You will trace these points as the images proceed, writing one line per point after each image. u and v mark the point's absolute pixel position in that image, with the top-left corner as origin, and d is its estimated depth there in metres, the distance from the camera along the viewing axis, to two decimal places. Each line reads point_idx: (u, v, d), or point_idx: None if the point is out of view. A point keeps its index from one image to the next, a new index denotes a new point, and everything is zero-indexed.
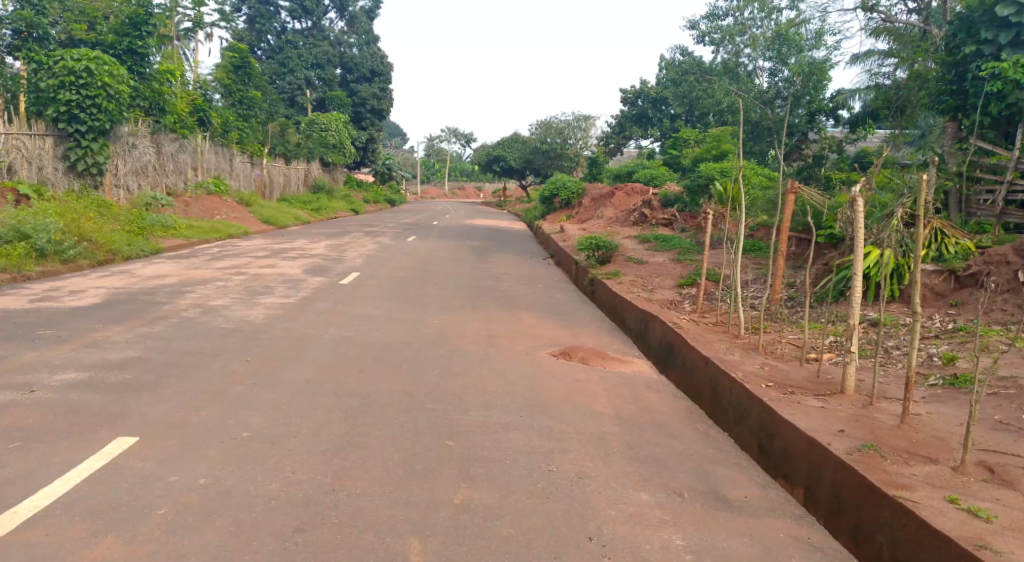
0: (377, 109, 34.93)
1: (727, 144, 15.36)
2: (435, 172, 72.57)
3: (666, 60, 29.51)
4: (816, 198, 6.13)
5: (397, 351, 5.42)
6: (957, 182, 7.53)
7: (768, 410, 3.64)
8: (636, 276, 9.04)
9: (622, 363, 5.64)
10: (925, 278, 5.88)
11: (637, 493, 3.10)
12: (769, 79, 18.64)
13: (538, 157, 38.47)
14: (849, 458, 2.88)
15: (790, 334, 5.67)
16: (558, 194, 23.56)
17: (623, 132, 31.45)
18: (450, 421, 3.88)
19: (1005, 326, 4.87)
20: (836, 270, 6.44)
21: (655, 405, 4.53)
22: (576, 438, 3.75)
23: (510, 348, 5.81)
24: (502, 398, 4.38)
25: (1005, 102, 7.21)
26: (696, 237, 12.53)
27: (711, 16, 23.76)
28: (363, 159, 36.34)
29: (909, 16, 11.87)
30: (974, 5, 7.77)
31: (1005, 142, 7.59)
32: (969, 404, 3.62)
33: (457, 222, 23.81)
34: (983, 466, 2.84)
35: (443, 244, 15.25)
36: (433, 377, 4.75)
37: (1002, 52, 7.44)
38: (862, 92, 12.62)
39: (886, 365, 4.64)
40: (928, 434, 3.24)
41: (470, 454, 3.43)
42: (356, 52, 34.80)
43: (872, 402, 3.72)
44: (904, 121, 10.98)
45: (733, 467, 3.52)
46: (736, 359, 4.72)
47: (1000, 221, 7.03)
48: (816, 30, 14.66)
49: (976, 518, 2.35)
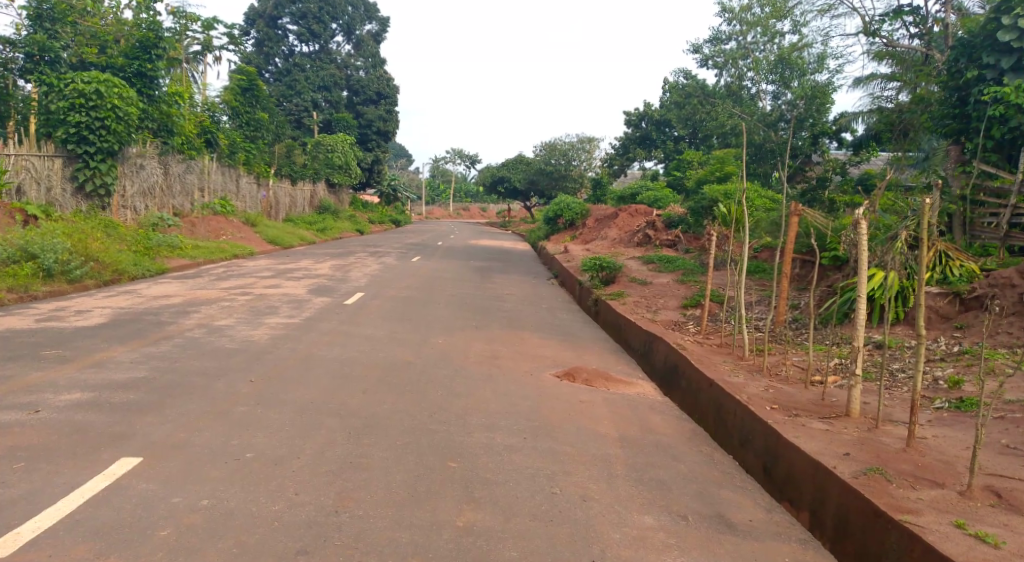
0: (383, 131, 35.20)
1: (730, 166, 15.44)
2: (440, 194, 72.89)
3: (670, 82, 29.66)
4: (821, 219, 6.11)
5: (400, 372, 5.42)
6: (961, 206, 7.55)
7: (773, 432, 3.62)
8: (641, 296, 9.05)
9: (625, 385, 5.61)
10: (930, 301, 5.86)
11: (640, 515, 3.07)
12: (773, 102, 18.83)
13: (543, 178, 38.61)
14: (854, 482, 2.86)
15: (794, 356, 5.65)
16: (562, 215, 23.62)
17: (626, 154, 31.56)
18: (453, 442, 3.87)
19: (1011, 349, 4.85)
20: (840, 292, 6.43)
21: (659, 427, 4.52)
22: (579, 460, 3.73)
23: (513, 368, 5.81)
24: (506, 418, 4.38)
25: (1008, 126, 7.26)
26: (700, 258, 12.58)
27: (714, 39, 24.04)
28: (368, 180, 36.58)
29: (911, 40, 11.94)
30: (976, 30, 7.81)
31: (1009, 165, 7.59)
32: (975, 428, 3.60)
33: (462, 243, 23.93)
34: (989, 490, 2.81)
35: (448, 265, 15.25)
36: (437, 398, 4.74)
37: (1003, 76, 7.46)
38: (866, 115, 12.60)
39: (892, 388, 4.61)
40: (933, 457, 3.21)
41: (473, 476, 3.41)
42: (362, 75, 35.28)
43: (877, 425, 3.70)
44: (907, 144, 11.06)
45: (738, 490, 3.49)
46: (740, 381, 4.69)
47: (1005, 243, 7.05)
48: (819, 53, 14.78)
49: (983, 544, 2.33)
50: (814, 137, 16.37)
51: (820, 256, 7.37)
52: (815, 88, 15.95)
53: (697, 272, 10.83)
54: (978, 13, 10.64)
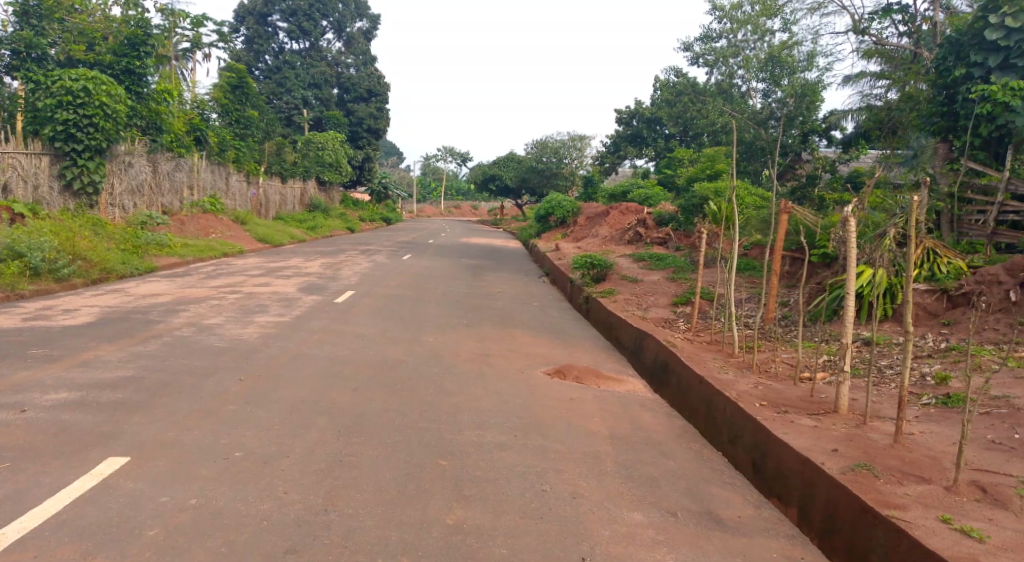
0: (374, 129, 35.11)
1: (721, 164, 15.47)
2: (430, 192, 72.77)
3: (661, 81, 29.69)
4: (810, 216, 6.13)
5: (391, 370, 5.41)
6: (949, 203, 7.63)
7: (762, 427, 3.64)
8: (632, 294, 9.06)
9: (616, 382, 5.62)
10: (917, 298, 5.89)
11: (630, 512, 3.08)
12: (763, 99, 18.88)
13: (534, 176, 38.61)
14: (842, 477, 2.88)
15: (783, 353, 5.67)
16: (553, 213, 23.61)
17: (617, 152, 31.57)
18: (443, 441, 3.86)
19: (997, 346, 4.89)
20: (829, 289, 6.46)
21: (650, 424, 4.52)
22: (570, 457, 3.74)
23: (504, 366, 5.81)
24: (497, 416, 4.38)
25: (995, 124, 7.33)
26: (691, 256, 12.60)
27: (705, 37, 24.08)
28: (358, 178, 36.47)
29: (900, 39, 12.00)
30: (963, 29, 7.86)
31: (996, 163, 7.67)
32: (962, 423, 3.63)
33: (451, 240, 23.90)
34: (975, 485, 2.84)
35: (439, 262, 15.22)
36: (428, 396, 4.74)
37: (991, 74, 7.52)
38: (855, 113, 12.63)
39: (880, 385, 4.64)
40: (920, 453, 3.24)
41: (464, 474, 3.41)
42: (353, 72, 35.17)
43: (864, 421, 3.73)
44: (895, 141, 11.14)
45: (727, 486, 3.51)
46: (729, 378, 4.71)
47: (991, 241, 7.10)
48: (809, 51, 14.83)
49: (968, 538, 2.35)
50: (804, 135, 16.43)
51: (809, 254, 7.39)
52: (806, 86, 15.99)
53: (688, 270, 10.86)
54: (967, 11, 10.71)
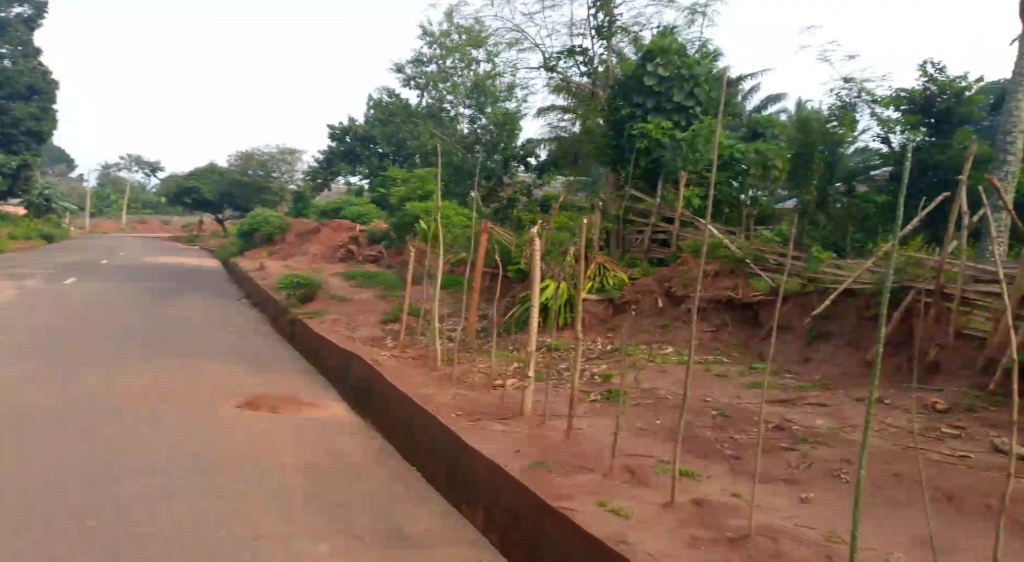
0: (38, 131, 29.86)
1: (430, 185, 16.03)
2: (110, 204, 63.96)
3: (373, 100, 30.06)
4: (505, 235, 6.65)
5: (38, 422, 4.57)
6: (616, 224, 8.87)
7: (456, 438, 3.81)
8: (341, 314, 8.93)
9: (317, 409, 5.47)
10: (590, 307, 6.73)
11: (317, 546, 2.99)
12: (468, 124, 20.11)
13: (240, 190, 36.22)
14: (522, 477, 3.13)
15: (481, 364, 6.05)
16: (261, 230, 22.33)
17: (330, 168, 31.11)
18: (102, 499, 3.36)
19: (648, 345, 5.81)
20: (521, 302, 7.07)
21: (348, 449, 4.48)
22: (256, 497, 3.52)
23: (190, 404, 5.29)
24: (172, 463, 3.95)
25: (651, 156, 8.77)
26: (401, 273, 12.86)
27: (415, 61, 24.95)
28: (14, 188, 30.58)
29: (581, 78, 13.65)
30: (627, 74, 9.25)
31: (650, 191, 9.17)
32: (618, 416, 4.21)
33: (139, 261, 21.21)
34: (626, 469, 3.30)
35: (123, 288, 13.36)
36: (85, 449, 4.10)
37: (649, 114, 8.99)
38: (546, 142, 14.09)
39: (558, 387, 5.19)
40: (588, 446, 3.66)
41: (127, 533, 3.01)
42: (9, 64, 29.60)
43: (543, 422, 4.11)
44: (577, 168, 12.67)
45: (419, 503, 3.60)
46: (429, 392, 4.87)
47: (647, 256, 8.42)
48: (508, 83, 16.20)
49: (618, 515, 2.71)
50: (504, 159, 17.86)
51: (505, 269, 8.01)
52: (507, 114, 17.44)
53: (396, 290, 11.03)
54: (632, 58, 12.64)
